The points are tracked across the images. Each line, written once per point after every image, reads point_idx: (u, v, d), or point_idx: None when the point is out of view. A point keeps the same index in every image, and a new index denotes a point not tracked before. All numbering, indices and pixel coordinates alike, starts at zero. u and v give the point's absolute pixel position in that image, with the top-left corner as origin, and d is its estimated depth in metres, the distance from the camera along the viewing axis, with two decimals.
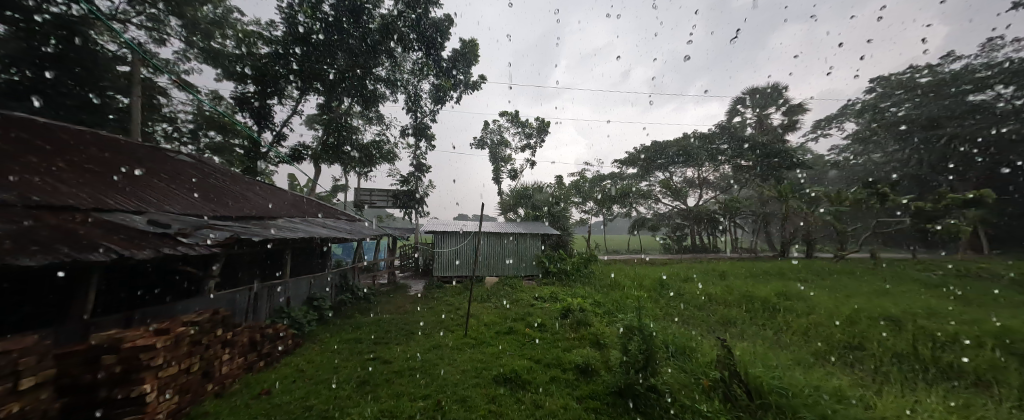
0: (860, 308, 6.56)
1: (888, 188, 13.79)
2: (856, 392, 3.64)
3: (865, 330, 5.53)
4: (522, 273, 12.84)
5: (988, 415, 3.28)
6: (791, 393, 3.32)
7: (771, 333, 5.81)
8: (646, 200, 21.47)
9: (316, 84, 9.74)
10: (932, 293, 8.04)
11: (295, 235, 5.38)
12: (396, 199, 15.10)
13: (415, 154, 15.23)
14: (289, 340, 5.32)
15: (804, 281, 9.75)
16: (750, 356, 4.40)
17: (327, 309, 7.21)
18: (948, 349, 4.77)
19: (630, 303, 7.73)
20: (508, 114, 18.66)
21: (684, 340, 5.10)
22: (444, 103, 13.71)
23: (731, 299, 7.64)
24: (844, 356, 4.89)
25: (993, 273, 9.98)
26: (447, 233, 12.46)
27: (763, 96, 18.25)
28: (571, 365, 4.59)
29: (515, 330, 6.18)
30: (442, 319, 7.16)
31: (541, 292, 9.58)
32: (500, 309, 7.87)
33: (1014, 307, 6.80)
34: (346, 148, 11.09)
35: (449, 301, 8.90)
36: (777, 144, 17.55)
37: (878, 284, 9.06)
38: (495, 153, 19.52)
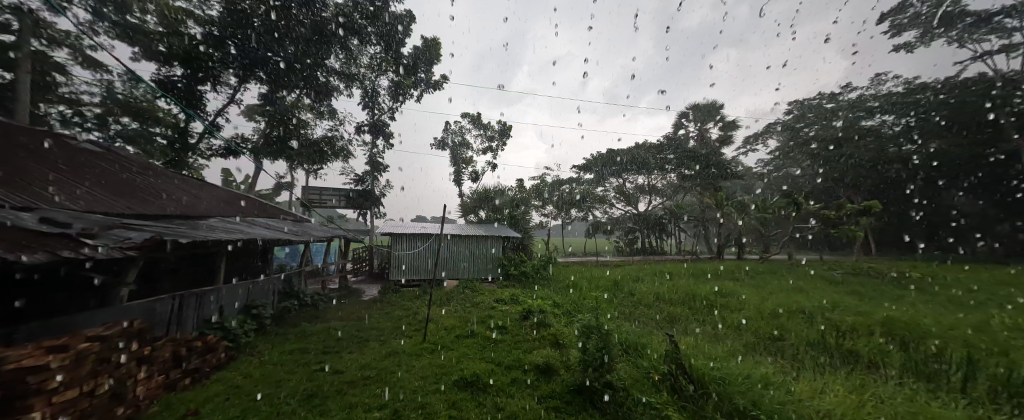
0: (778, 304, 7.52)
1: (801, 198, 15.88)
2: (779, 378, 4.15)
3: (784, 323, 6.33)
4: (482, 276, 12.78)
5: (876, 393, 3.89)
6: (727, 381, 3.66)
7: (710, 328, 6.39)
8: (602, 205, 22.52)
9: (258, 72, 8.89)
10: (835, 289, 9.42)
11: (232, 236, 4.86)
12: (349, 199, 14.26)
13: (371, 152, 14.57)
14: (222, 354, 4.75)
15: (737, 281, 10.85)
16: (694, 350, 4.82)
17: (268, 317, 6.58)
18: (848, 337, 5.62)
19: (588, 303, 8.04)
20: (470, 116, 18.64)
21: (636, 337, 5.41)
22: (403, 100, 13.43)
23: (675, 298, 8.31)
24: (768, 346, 5.56)
25: (879, 272, 11.92)
26: (406, 235, 12.04)
27: (703, 112, 20.15)
28: (531, 365, 4.68)
29: (476, 333, 6.14)
30: (400, 324, 6.88)
31: (501, 294, 9.59)
32: (460, 312, 7.77)
33: (893, 300, 8.21)
34: (292, 143, 10.45)
35: (406, 306, 8.58)
36: (715, 156, 19.42)
37: (795, 283, 10.38)
38: (456, 154, 19.29)
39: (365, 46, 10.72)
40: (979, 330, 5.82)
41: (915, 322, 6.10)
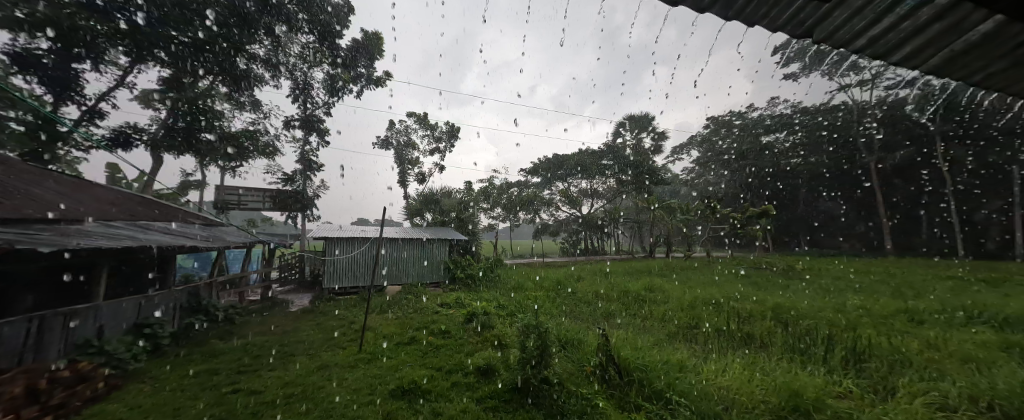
0: (694, 296, 8.55)
1: (715, 202, 18.18)
2: (692, 362, 4.68)
3: (698, 313, 7.21)
4: (427, 280, 12.48)
5: (763, 368, 4.64)
6: (648, 369, 4.06)
7: (639, 321, 7.03)
8: (548, 207, 23.37)
9: (158, 52, 7.61)
10: (740, 282, 10.97)
11: (119, 243, 4.15)
12: (275, 200, 12.84)
13: (303, 149, 13.35)
14: (101, 383, 3.97)
15: (664, 277, 12.08)
16: (624, 342, 5.26)
17: (166, 337, 5.66)
18: (746, 322, 6.61)
19: (531, 303, 8.31)
20: (416, 116, 18.10)
21: (574, 333, 5.69)
22: (341, 95, 12.61)
23: (611, 295, 8.98)
24: (687, 335, 6.28)
25: (773, 266, 14.13)
26: (342, 240, 11.30)
27: (638, 123, 22.08)
28: (472, 368, 4.71)
29: (416, 340, 5.98)
30: (333, 335, 6.40)
31: (446, 298, 9.45)
32: (401, 319, 7.46)
33: (781, 289, 9.84)
34: (204, 136, 9.18)
35: (342, 315, 8.02)
36: (647, 163, 21.35)
37: (710, 277, 11.87)
38: (401, 154, 18.55)
39: (296, 35, 9.88)
40: (837, 311, 7.25)
41: (796, 307, 7.36)
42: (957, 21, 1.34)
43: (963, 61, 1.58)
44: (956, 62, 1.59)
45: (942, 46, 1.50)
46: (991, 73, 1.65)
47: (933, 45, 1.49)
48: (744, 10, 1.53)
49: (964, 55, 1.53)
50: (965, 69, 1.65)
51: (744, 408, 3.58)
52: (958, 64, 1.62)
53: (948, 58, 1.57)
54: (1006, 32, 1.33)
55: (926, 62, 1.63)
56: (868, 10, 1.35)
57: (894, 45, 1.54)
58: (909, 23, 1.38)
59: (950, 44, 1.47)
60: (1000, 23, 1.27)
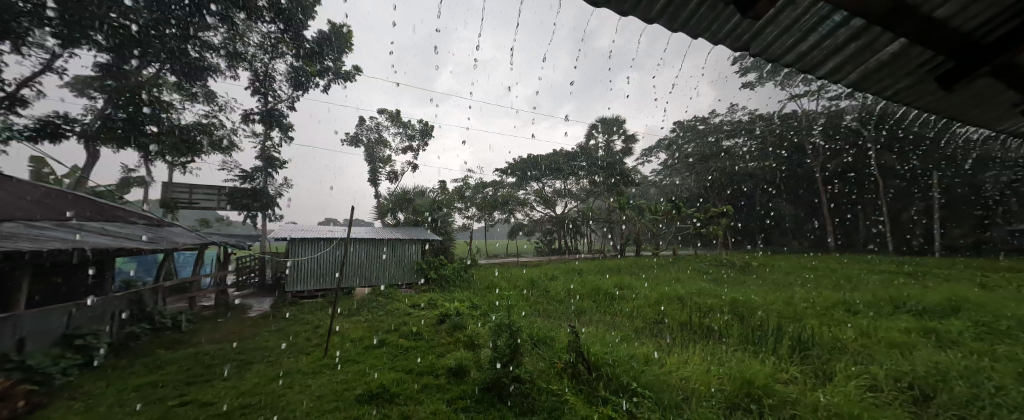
0: (660, 292, 8.99)
1: (680, 203, 19.14)
2: (657, 355, 4.90)
3: (664, 308, 7.60)
4: (398, 281, 12.21)
5: (719, 358, 4.97)
6: (616, 363, 4.22)
7: (609, 317, 7.28)
8: (523, 207, 23.54)
9: (95, 36, 6.90)
10: (702, 278, 11.64)
11: (45, 247, 3.75)
12: (233, 199, 11.98)
13: (263, 144, 12.58)
14: (20, 401, 3.55)
15: (633, 274, 12.59)
16: (594, 338, 5.43)
17: (101, 348, 5.15)
18: (705, 315, 7.05)
19: (504, 302, 8.37)
20: (388, 113, 17.62)
21: (546, 331, 5.80)
22: (306, 89, 12.03)
23: (582, 292, 9.23)
24: (652, 329, 6.59)
25: (731, 262, 15.12)
26: (307, 241, 10.81)
27: (609, 125, 22.79)
28: (443, 369, 4.68)
29: (386, 343, 5.84)
30: (294, 341, 6.10)
31: (418, 300, 9.29)
32: (370, 322, 7.25)
33: (737, 284, 10.55)
34: (149, 129, 8.41)
35: (306, 319, 7.66)
36: (618, 165, 22.10)
37: (674, 274, 12.52)
38: (372, 152, 17.99)
39: (256, 24, 9.34)
40: (785, 303, 7.89)
41: (750, 301, 7.94)
42: (866, 42, 1.55)
43: (874, 78, 1.82)
44: (870, 78, 1.82)
45: (859, 63, 1.71)
46: (897, 90, 1.91)
47: (851, 62, 1.71)
48: (689, 23, 1.59)
49: (874, 73, 1.76)
50: (878, 85, 1.90)
51: (703, 396, 3.83)
52: (872, 80, 1.85)
53: (863, 74, 1.79)
54: (905, 53, 1.55)
55: (846, 77, 1.86)
56: (796, 29, 1.51)
57: (819, 61, 1.73)
58: (830, 42, 1.57)
59: (864, 62, 1.68)
60: (901, 46, 1.49)
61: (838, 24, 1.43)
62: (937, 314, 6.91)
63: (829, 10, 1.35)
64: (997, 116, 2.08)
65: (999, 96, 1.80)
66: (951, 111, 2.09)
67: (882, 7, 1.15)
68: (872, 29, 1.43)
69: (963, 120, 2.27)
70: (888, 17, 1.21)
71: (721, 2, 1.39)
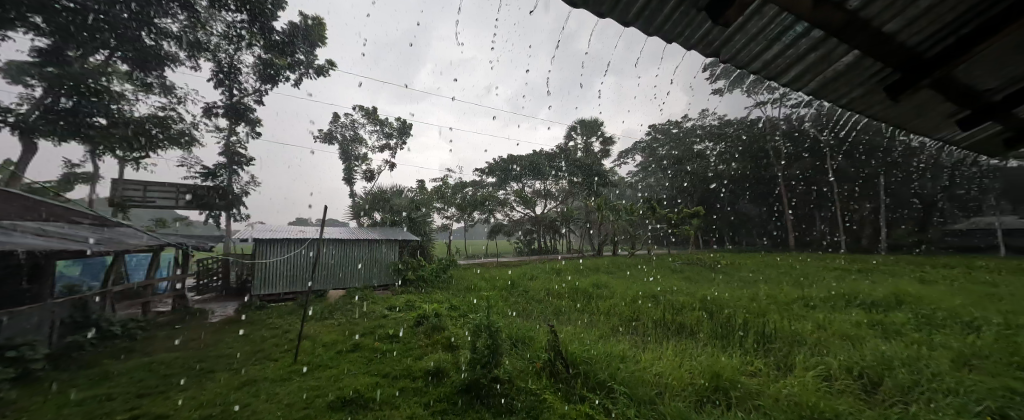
0: (636, 290, 9.26)
1: (655, 203, 19.81)
2: (633, 352, 5.04)
3: (640, 306, 7.83)
4: (375, 283, 11.89)
5: (691, 353, 5.19)
6: (593, 360, 4.32)
7: (587, 316, 7.42)
8: (503, 208, 23.53)
9: (33, 16, 6.27)
10: (675, 276, 12.10)
11: None
12: (195, 198, 11.16)
13: (227, 140, 11.87)
14: None
15: (610, 273, 12.91)
16: (573, 337, 5.51)
17: (38, 360, 4.68)
18: (678, 312, 7.34)
19: (484, 303, 8.34)
20: (364, 109, 17.13)
21: (525, 330, 5.83)
22: (275, 83, 11.45)
23: (562, 292, 9.36)
24: (628, 327, 6.78)
25: (702, 261, 15.81)
26: (275, 241, 10.32)
27: (588, 127, 23.24)
28: (420, 372, 4.61)
29: (361, 347, 5.66)
30: (261, 347, 5.79)
31: (395, 301, 9.07)
32: (344, 325, 7.00)
33: (707, 282, 11.05)
34: (96, 121, 7.72)
35: (275, 324, 7.30)
36: (596, 166, 22.58)
37: (649, 272, 12.93)
38: (347, 149, 17.42)
39: (220, 12, 8.85)
40: (750, 299, 8.34)
41: (719, 297, 8.34)
42: (825, 52, 1.67)
43: (830, 87, 1.97)
44: (827, 87, 1.97)
45: (817, 73, 1.85)
46: (849, 98, 2.09)
47: (811, 71, 1.84)
48: (664, 27, 1.62)
49: (829, 83, 1.91)
50: (834, 93, 2.05)
51: (675, 390, 3.97)
52: (829, 89, 2.00)
53: (821, 83, 1.93)
54: (858, 64, 1.70)
55: (806, 85, 2.00)
56: (762, 37, 1.62)
57: (781, 70, 1.86)
58: (792, 51, 1.69)
59: (822, 71, 1.82)
60: (855, 57, 1.64)
61: (798, 35, 1.55)
62: (882, 307, 7.54)
63: (792, 21, 1.44)
64: (932, 124, 2.32)
65: (934, 105, 2.02)
66: (896, 119, 2.31)
67: (836, 21, 1.26)
68: (829, 41, 1.56)
69: (905, 129, 2.51)
70: (845, 29, 1.32)
71: (695, 9, 1.45)
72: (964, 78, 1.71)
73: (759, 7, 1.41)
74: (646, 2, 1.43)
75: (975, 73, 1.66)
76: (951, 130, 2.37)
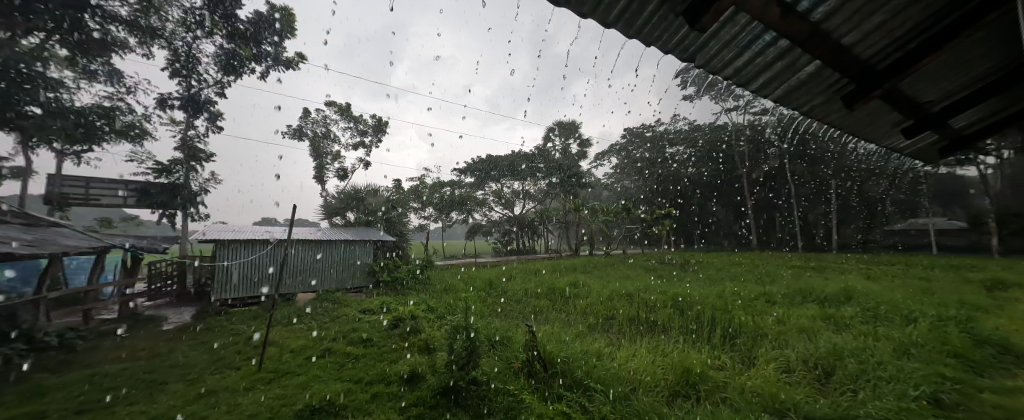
0: (611, 289, 9.48)
1: (629, 204, 20.40)
2: (608, 350, 5.11)
3: (615, 304, 8.04)
4: (347, 286, 11.48)
5: (663, 350, 5.37)
6: (571, 359, 4.39)
7: (564, 315, 7.51)
8: (481, 208, 23.40)
9: None
10: (648, 275, 12.51)
11: None
12: (143, 197, 10.19)
13: (184, 134, 11.05)
14: None
15: (586, 273, 13.14)
16: (550, 336, 5.55)
17: None
18: (650, 310, 7.60)
19: (461, 304, 8.24)
20: (337, 105, 16.49)
21: (503, 331, 5.82)
22: (239, 74, 10.78)
23: (539, 291, 9.44)
24: (604, 325, 6.93)
25: (673, 260, 16.46)
26: (239, 242, 9.72)
27: (566, 129, 23.59)
28: (396, 376, 4.50)
29: (332, 352, 5.44)
30: (221, 355, 5.43)
31: (370, 304, 8.79)
32: (314, 330, 6.70)
33: (678, 280, 11.52)
34: (29, 110, 6.90)
35: (237, 330, 6.87)
36: (574, 168, 22.96)
37: (624, 271, 13.31)
38: (318, 146, 16.70)
39: None
40: (717, 296, 8.79)
41: (689, 295, 8.71)
42: (790, 61, 1.80)
43: (795, 95, 2.12)
44: (792, 95, 2.12)
45: (782, 81, 1.99)
46: (810, 107, 2.26)
47: (777, 79, 1.97)
48: (644, 30, 1.67)
49: (793, 91, 2.07)
50: (798, 102, 2.21)
51: (650, 386, 4.10)
52: (792, 97, 2.15)
53: (786, 91, 2.07)
54: (819, 73, 1.86)
55: (773, 93, 2.14)
56: (734, 44, 1.72)
57: (751, 77, 1.97)
58: (761, 59, 1.81)
59: (788, 80, 1.96)
60: (815, 67, 1.79)
61: (767, 44, 1.67)
62: (833, 302, 8.18)
63: (762, 30, 1.55)
64: (881, 133, 2.57)
65: (883, 115, 2.24)
66: (850, 128, 2.54)
67: (800, 32, 1.42)
68: (794, 49, 1.69)
69: (857, 137, 2.76)
70: (809, 38, 1.46)
71: (673, 13, 1.50)
72: (908, 90, 1.92)
73: (732, 15, 1.51)
74: (628, 3, 1.45)
75: (918, 85, 1.88)
76: (896, 139, 2.63)
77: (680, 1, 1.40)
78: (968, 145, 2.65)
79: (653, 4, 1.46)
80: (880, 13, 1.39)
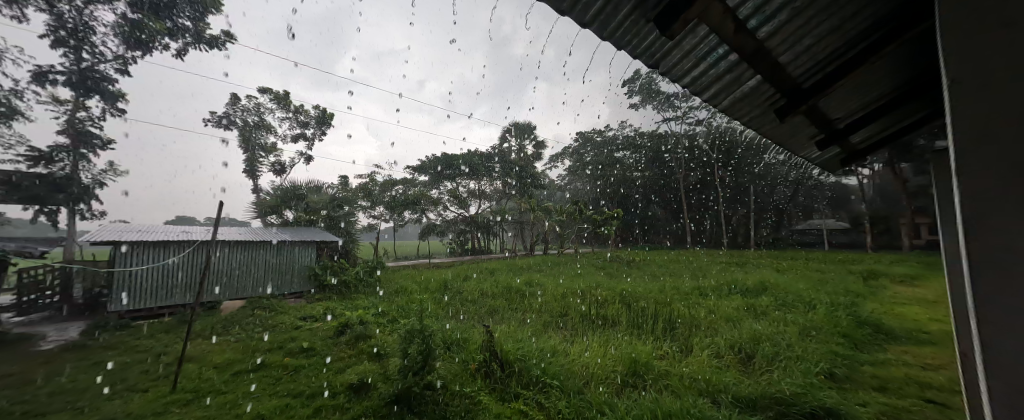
0: (565, 287, 9.82)
1: (581, 205, 21.35)
2: (561, 346, 5.25)
3: (568, 301, 8.37)
4: (285, 291, 10.43)
5: (611, 343, 5.72)
6: (526, 358, 4.46)
7: (520, 314, 7.64)
8: (436, 207, 22.79)
9: None
10: (598, 272, 13.23)
11: None
12: (14, 190, 7.90)
13: (70, 115, 9.13)
14: None
15: (540, 271, 13.50)
16: (504, 335, 5.60)
17: None
18: (599, 305, 8.05)
19: (415, 306, 7.93)
20: (273, 92, 14.88)
21: (459, 332, 5.75)
22: (148, 50, 9.19)
23: (496, 291, 9.48)
24: (558, 322, 7.17)
25: (620, 258, 17.63)
26: (148, 245, 8.37)
27: (522, 130, 23.99)
28: (343, 386, 4.21)
29: (266, 365, 4.89)
30: (122, 377, 4.59)
31: (312, 310, 8.07)
32: (244, 342, 5.96)
33: (625, 277, 12.35)
34: None
35: (143, 346, 5.86)
36: (528, 168, 23.42)
37: (576, 270, 13.93)
38: (249, 136, 14.92)
39: None
40: (658, 291, 9.57)
41: (634, 290, 9.39)
42: (736, 74, 2.04)
43: (737, 107, 2.39)
44: (735, 107, 2.39)
45: (729, 93, 2.24)
46: (749, 119, 2.58)
47: (725, 91, 2.21)
48: (615, 34, 1.72)
49: (737, 103, 2.34)
50: (739, 113, 2.49)
51: (600, 378, 4.35)
52: (735, 109, 2.43)
53: (732, 102, 2.33)
54: (757, 88, 2.15)
55: (720, 104, 2.38)
56: (692, 56, 1.90)
57: (703, 88, 2.20)
58: (713, 71, 2.02)
59: (734, 91, 2.22)
60: (757, 80, 2.06)
61: (718, 58, 1.90)
62: (753, 293, 9.38)
63: (717, 42, 1.75)
64: (799, 146, 3.03)
65: (804, 129, 2.65)
66: (777, 141, 2.95)
67: (747, 50, 1.62)
68: (740, 65, 1.93)
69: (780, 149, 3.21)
70: (754, 54, 1.66)
71: (644, 19, 1.58)
72: (825, 108, 2.32)
73: (693, 27, 1.67)
74: (604, 4, 1.49)
75: (832, 104, 2.28)
76: (810, 151, 3.12)
77: (651, 8, 1.49)
78: (860, 157, 3.25)
79: (627, 9, 1.52)
80: (808, 37, 1.69)
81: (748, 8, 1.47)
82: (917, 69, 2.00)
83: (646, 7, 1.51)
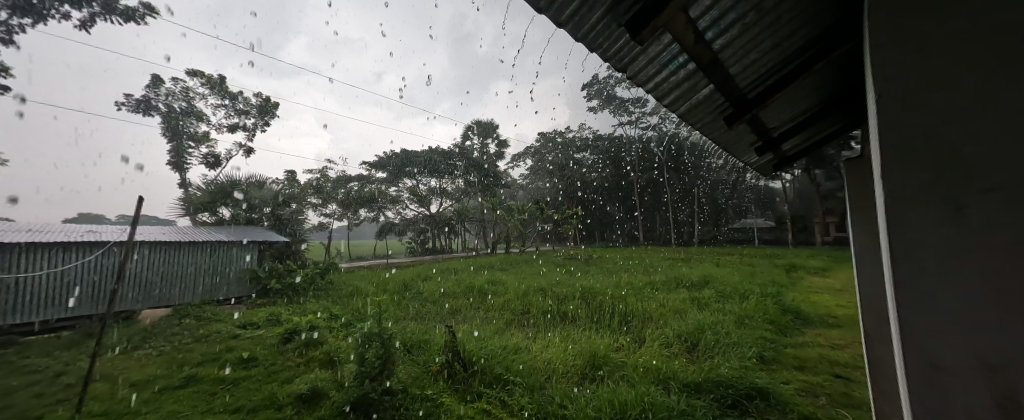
0: (527, 285, 9.97)
1: (542, 204, 21.77)
2: (523, 344, 5.32)
3: (530, 299, 8.51)
4: (220, 298, 9.41)
5: (570, 338, 5.94)
6: (490, 356, 4.46)
7: (483, 313, 7.64)
8: (394, 205, 21.88)
9: None
10: (557, 270, 13.61)
11: None
12: None
13: None
14: None
15: (502, 270, 13.58)
16: (466, 335, 5.56)
17: None
18: (560, 302, 8.30)
19: (371, 309, 7.56)
20: (205, 76, 13.25)
21: (420, 334, 5.60)
22: (44, 18, 7.70)
23: (458, 290, 9.37)
24: (520, 320, 7.27)
25: (578, 256, 18.29)
26: (42, 247, 7.07)
27: (485, 129, 23.93)
28: (290, 398, 3.90)
29: (198, 380, 4.38)
30: (5, 403, 3.83)
31: (252, 317, 7.34)
32: (169, 355, 5.26)
33: (584, 274, 12.84)
34: None
35: (33, 366, 4.92)
36: (491, 167, 23.40)
37: (537, 268, 14.20)
38: (174, 124, 13.14)
39: None
40: (615, 287, 10.08)
41: (592, 286, 9.82)
42: (693, 82, 2.23)
43: (693, 113, 2.60)
44: (691, 113, 2.60)
45: (687, 100, 2.44)
46: (702, 125, 2.82)
47: (683, 97, 2.40)
48: (588, 36, 1.78)
49: (692, 110, 2.55)
50: (694, 119, 2.71)
51: (561, 372, 4.51)
52: (691, 115, 2.64)
53: (688, 108, 2.53)
54: (711, 96, 2.35)
55: (678, 109, 2.58)
56: (656, 62, 2.04)
57: (664, 94, 2.36)
58: (673, 78, 2.19)
59: (691, 98, 2.42)
60: (710, 89, 2.26)
61: (679, 66, 2.06)
62: (697, 287, 10.25)
63: (677, 51, 1.89)
64: (741, 152, 3.38)
65: (745, 136, 2.96)
66: (723, 146, 3.25)
67: (703, 59, 1.78)
68: (697, 73, 2.11)
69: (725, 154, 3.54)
70: (709, 65, 1.83)
71: (616, 24, 1.65)
72: (765, 117, 2.60)
73: (658, 34, 1.79)
74: (579, 5, 1.53)
75: (770, 113, 2.57)
76: (750, 156, 3.48)
77: (623, 14, 1.57)
78: (788, 164, 3.71)
79: (600, 12, 1.58)
80: (753, 52, 1.89)
81: (705, 21, 1.61)
82: (835, 86, 2.34)
83: (618, 12, 1.58)
